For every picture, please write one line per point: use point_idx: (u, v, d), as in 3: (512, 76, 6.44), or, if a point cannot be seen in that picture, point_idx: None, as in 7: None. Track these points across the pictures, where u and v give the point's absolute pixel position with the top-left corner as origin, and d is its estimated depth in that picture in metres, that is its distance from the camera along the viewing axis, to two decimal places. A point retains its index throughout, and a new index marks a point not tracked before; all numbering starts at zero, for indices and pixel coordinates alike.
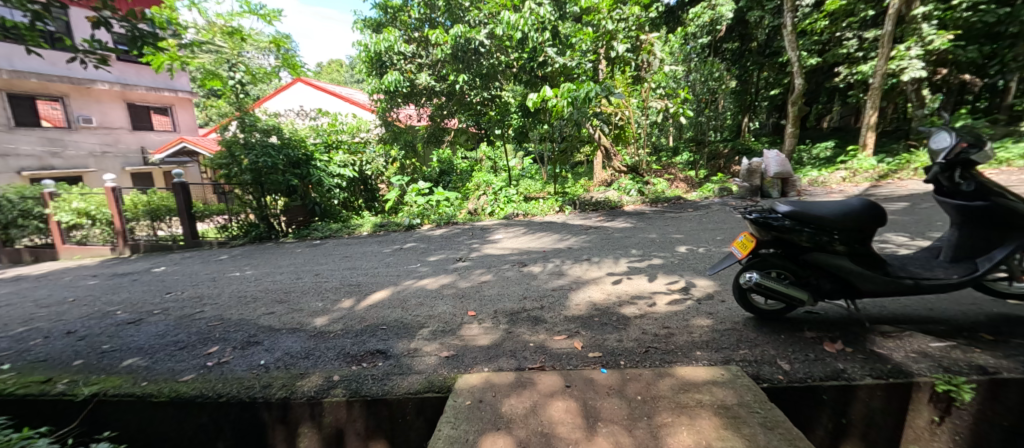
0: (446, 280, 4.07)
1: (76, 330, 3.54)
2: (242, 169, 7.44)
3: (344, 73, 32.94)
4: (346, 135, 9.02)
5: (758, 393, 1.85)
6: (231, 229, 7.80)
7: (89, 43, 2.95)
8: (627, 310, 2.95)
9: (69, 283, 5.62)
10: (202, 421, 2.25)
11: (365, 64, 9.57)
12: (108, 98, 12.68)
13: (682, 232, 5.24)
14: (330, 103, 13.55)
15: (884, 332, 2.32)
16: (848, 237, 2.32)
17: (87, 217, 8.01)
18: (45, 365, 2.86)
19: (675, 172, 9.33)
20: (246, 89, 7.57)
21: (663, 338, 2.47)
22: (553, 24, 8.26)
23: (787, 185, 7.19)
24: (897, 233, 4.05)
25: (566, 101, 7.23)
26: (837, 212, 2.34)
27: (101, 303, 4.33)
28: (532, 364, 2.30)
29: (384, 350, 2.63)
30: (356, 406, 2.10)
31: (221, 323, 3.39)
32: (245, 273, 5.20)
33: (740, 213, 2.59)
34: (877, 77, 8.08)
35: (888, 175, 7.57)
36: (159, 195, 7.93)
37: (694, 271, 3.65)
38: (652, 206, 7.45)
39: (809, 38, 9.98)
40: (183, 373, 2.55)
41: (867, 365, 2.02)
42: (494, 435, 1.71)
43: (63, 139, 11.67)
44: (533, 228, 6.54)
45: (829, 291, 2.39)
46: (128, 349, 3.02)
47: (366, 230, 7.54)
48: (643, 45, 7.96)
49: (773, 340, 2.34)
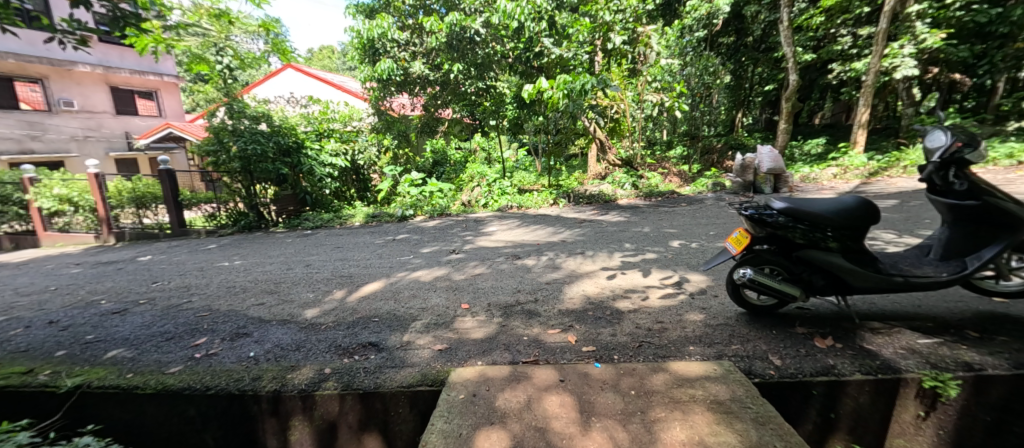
0: (440, 272, 4.04)
1: (58, 320, 3.47)
2: (231, 156, 7.25)
3: (336, 61, 32.71)
4: (338, 124, 8.86)
5: (751, 388, 1.87)
6: (220, 218, 7.68)
7: (68, 23, 2.85)
8: (621, 304, 2.96)
9: (51, 272, 5.47)
10: (190, 414, 2.21)
11: (357, 51, 9.43)
12: (90, 81, 12.34)
13: (675, 226, 5.28)
14: (321, 91, 13.29)
15: (874, 328, 2.34)
16: (841, 234, 2.33)
17: (68, 203, 7.83)
18: (26, 356, 2.79)
19: (669, 166, 9.49)
20: (235, 74, 7.37)
21: (656, 333, 2.48)
22: (549, 14, 8.25)
23: (779, 181, 7.25)
24: (885, 230, 4.10)
25: (563, 93, 7.15)
26: (832, 210, 2.35)
27: (84, 292, 4.24)
28: (527, 358, 2.30)
29: (376, 342, 2.61)
30: (348, 399, 2.08)
31: (210, 314, 3.33)
32: (234, 263, 5.12)
33: (735, 208, 2.60)
34: (870, 74, 8.09)
35: (879, 172, 7.65)
36: (144, 182, 7.80)
37: (688, 266, 3.67)
38: (646, 200, 7.47)
39: (806, 34, 9.93)
40: (171, 364, 2.51)
41: (856, 361, 2.04)
42: (489, 430, 1.70)
43: (43, 123, 11.37)
44: (527, 221, 6.50)
45: (822, 287, 2.40)
46: (113, 339, 2.96)
47: (358, 220, 7.47)
48: (640, 38, 7.88)
49: (765, 336, 2.36)
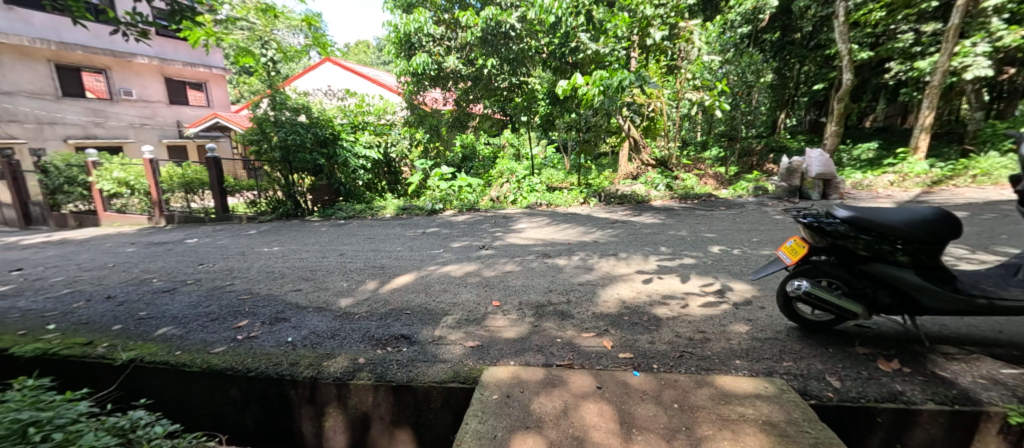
0: (471, 268, 4.00)
1: (115, 295, 3.64)
2: (272, 146, 7.47)
3: (371, 55, 33.52)
4: (372, 117, 9.03)
5: (808, 411, 1.71)
6: (260, 205, 7.93)
7: (132, 16, 2.96)
8: (659, 311, 2.83)
9: (109, 249, 5.80)
10: (232, 394, 2.25)
11: (393, 46, 9.54)
12: (147, 72, 13.05)
13: (714, 231, 5.04)
14: (357, 85, 13.59)
15: (947, 353, 2.13)
16: (913, 247, 2.11)
17: (126, 186, 8.32)
18: (87, 328, 2.94)
19: (705, 168, 9.15)
20: (277, 67, 7.60)
21: (699, 343, 2.35)
22: (587, 9, 8.00)
23: (828, 187, 6.82)
24: (955, 245, 3.76)
25: (598, 89, 7.00)
26: (905, 221, 2.14)
27: (139, 271, 4.45)
28: (561, 361, 2.22)
29: (408, 335, 2.59)
30: (382, 390, 2.06)
31: (250, 297, 3.42)
32: (274, 249, 5.26)
33: (792, 216, 2.46)
34: (937, 74, 7.50)
35: (942, 181, 7.11)
36: (194, 169, 8.18)
37: (731, 274, 3.48)
38: (681, 202, 7.20)
39: (863, 30, 9.34)
40: (215, 344, 2.57)
41: (927, 389, 1.85)
42: (524, 434, 1.63)
43: (105, 110, 12.08)
44: (557, 219, 6.39)
45: (888, 305, 2.19)
46: (163, 317, 3.07)
47: (389, 212, 7.56)
48: (682, 33, 7.63)
49: (821, 354, 2.18)
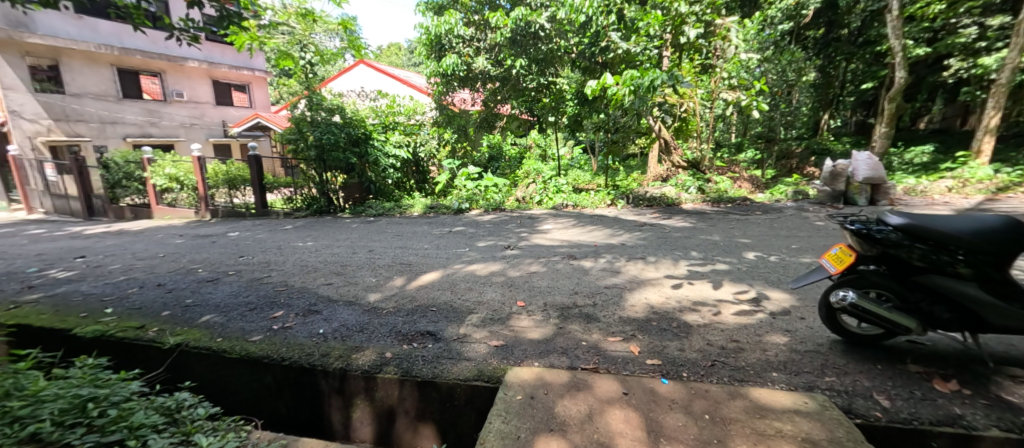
0: (496, 267, 3.99)
1: (165, 283, 3.83)
2: (308, 145, 7.72)
3: (402, 57, 34.22)
4: (403, 117, 9.17)
5: (851, 430, 1.59)
6: (296, 201, 8.21)
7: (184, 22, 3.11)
8: (689, 317, 2.72)
9: (161, 240, 6.15)
10: (267, 382, 2.32)
11: (424, 47, 9.67)
12: (197, 75, 13.74)
13: (749, 236, 4.84)
14: (389, 86, 13.85)
15: (1015, 375, 1.94)
16: (976, 258, 1.93)
17: (176, 182, 8.80)
18: (140, 312, 3.10)
19: (739, 171, 8.84)
20: (315, 69, 7.86)
21: (732, 352, 2.24)
22: (618, 7, 7.71)
23: (877, 192, 6.43)
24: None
25: (629, 89, 6.84)
26: (967, 229, 1.96)
27: (186, 261, 4.68)
28: (586, 365, 2.17)
29: (433, 332, 2.59)
30: (407, 385, 2.07)
31: (285, 289, 3.52)
32: (308, 244, 5.42)
33: (839, 222, 2.34)
34: (1005, 71, 6.94)
35: (1008, 187, 6.56)
36: (237, 166, 8.55)
37: (767, 281, 3.31)
38: (713, 206, 6.95)
39: (919, 25, 8.62)
40: (253, 333, 2.66)
41: (992, 413, 1.69)
42: (548, 436, 1.59)
43: (160, 111, 12.82)
44: (584, 220, 6.30)
45: (946, 321, 2.01)
46: (207, 305, 3.21)
47: (417, 210, 7.66)
48: (718, 31, 7.33)
49: (869, 370, 2.03)
